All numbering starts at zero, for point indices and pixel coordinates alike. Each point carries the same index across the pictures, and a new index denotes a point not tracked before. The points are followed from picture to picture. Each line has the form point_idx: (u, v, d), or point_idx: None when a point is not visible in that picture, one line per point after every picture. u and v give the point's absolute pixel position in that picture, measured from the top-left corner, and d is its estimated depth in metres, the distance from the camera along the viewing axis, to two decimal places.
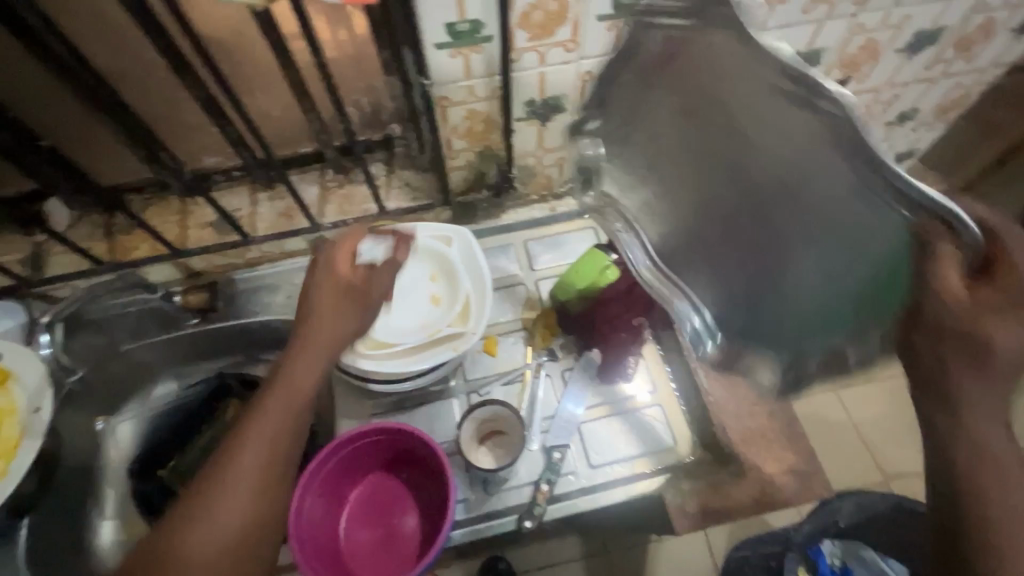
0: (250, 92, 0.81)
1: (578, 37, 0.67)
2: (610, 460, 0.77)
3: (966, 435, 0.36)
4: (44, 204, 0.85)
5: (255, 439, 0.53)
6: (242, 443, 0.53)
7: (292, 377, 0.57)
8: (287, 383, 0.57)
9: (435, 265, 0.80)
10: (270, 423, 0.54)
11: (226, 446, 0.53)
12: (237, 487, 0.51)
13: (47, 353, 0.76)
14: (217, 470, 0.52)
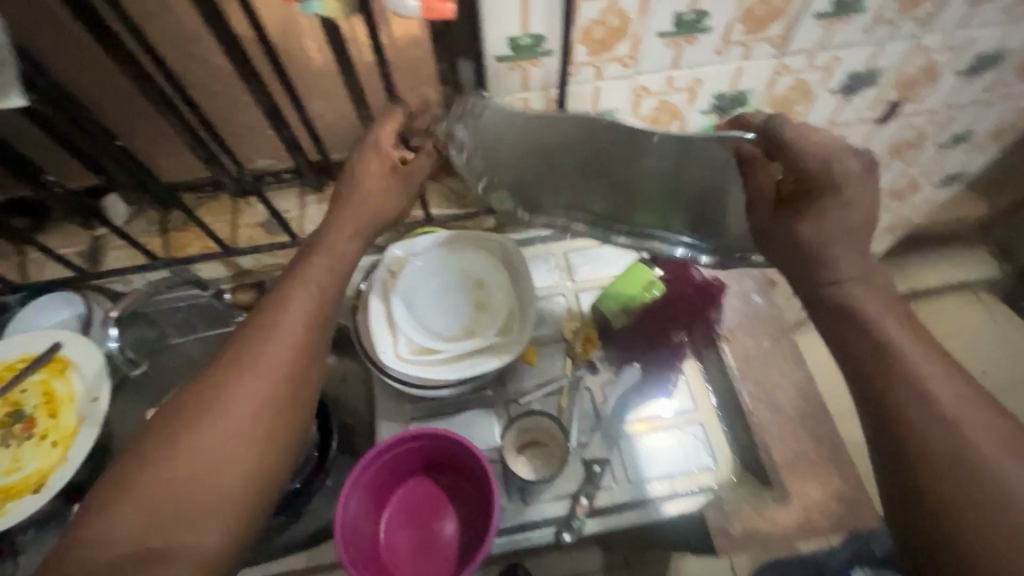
0: (308, 97, 0.83)
1: (636, 53, 0.68)
2: (650, 476, 0.76)
3: (853, 310, 0.50)
4: (104, 199, 0.88)
5: (277, 336, 0.56)
6: (264, 338, 0.56)
7: (312, 276, 0.60)
8: (306, 283, 0.59)
9: (480, 271, 0.81)
10: (289, 322, 0.57)
11: (245, 340, 0.56)
12: (259, 379, 0.55)
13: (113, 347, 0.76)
14: (239, 362, 0.55)
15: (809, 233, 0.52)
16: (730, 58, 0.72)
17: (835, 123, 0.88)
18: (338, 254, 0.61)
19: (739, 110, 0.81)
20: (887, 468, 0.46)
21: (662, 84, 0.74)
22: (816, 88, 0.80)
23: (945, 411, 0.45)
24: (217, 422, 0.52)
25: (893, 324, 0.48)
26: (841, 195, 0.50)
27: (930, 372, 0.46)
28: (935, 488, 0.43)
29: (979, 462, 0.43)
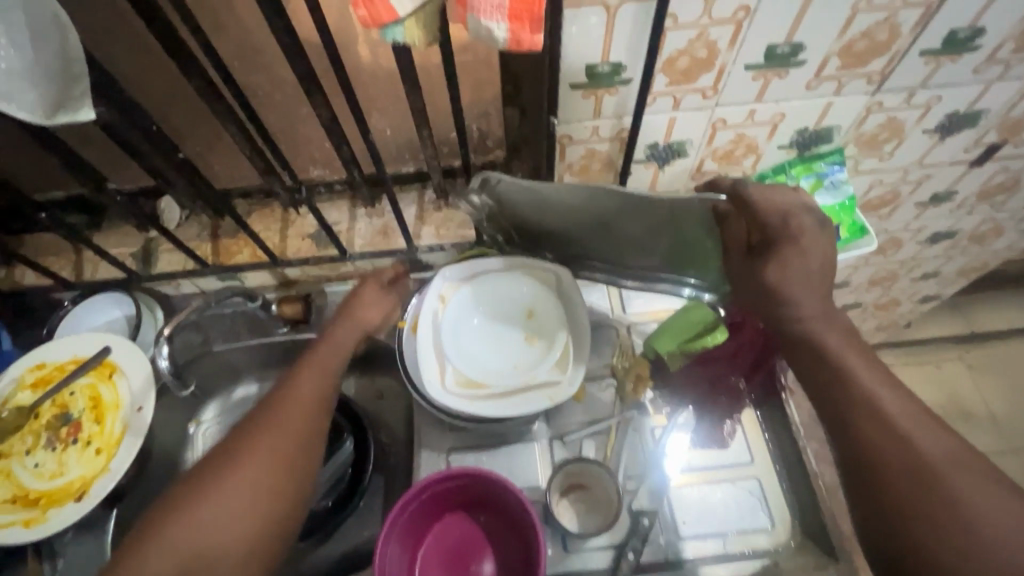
0: (369, 112, 0.82)
1: (719, 85, 0.64)
2: (701, 532, 0.72)
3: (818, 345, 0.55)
4: (158, 200, 0.88)
5: (285, 413, 0.61)
6: (274, 411, 0.61)
7: (320, 360, 0.66)
8: (314, 368, 0.66)
9: (530, 301, 0.77)
10: (296, 401, 0.62)
11: (257, 417, 0.61)
12: (261, 449, 0.59)
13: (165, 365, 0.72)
14: (248, 436, 0.60)
15: (776, 277, 0.57)
16: (820, 93, 0.66)
17: (924, 164, 0.81)
18: (341, 344, 0.69)
19: (821, 146, 0.75)
20: (862, 496, 0.51)
21: (743, 117, 0.69)
22: (909, 128, 0.73)
23: (902, 432, 0.50)
24: (220, 489, 0.56)
25: (861, 367, 0.53)
26: (799, 244, 0.57)
27: (880, 394, 0.51)
28: (904, 511, 0.47)
29: (942, 480, 0.47)
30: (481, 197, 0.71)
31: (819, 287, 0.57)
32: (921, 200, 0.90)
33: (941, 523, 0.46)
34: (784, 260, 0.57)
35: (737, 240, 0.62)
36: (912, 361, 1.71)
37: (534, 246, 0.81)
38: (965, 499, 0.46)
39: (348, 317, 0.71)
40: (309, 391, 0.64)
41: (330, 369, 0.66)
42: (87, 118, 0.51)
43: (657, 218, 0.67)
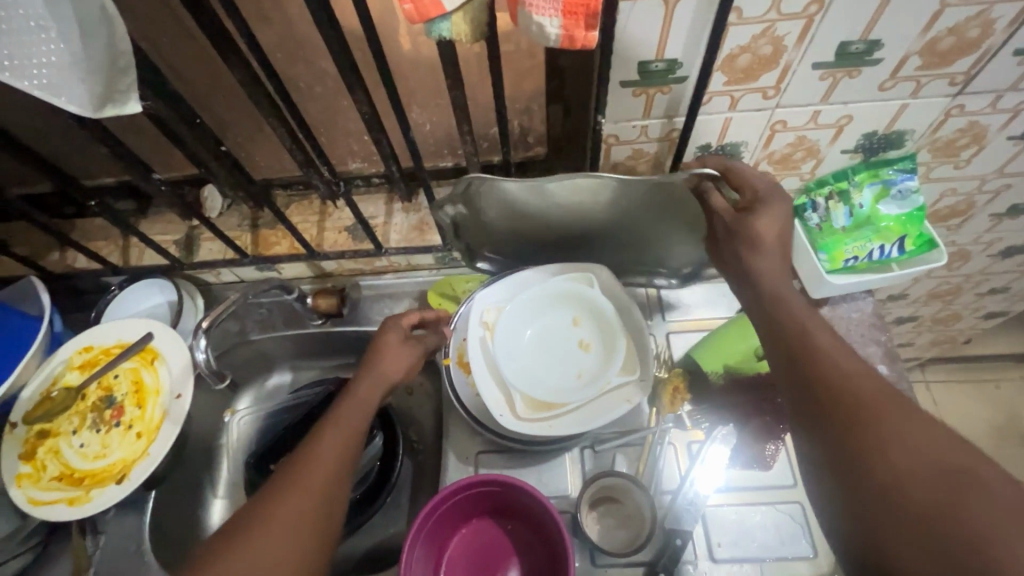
0: (408, 106, 0.80)
1: (781, 85, 0.59)
2: (737, 556, 0.69)
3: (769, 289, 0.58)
4: (201, 189, 0.90)
5: (315, 476, 0.57)
6: (294, 478, 0.56)
7: (350, 412, 0.63)
8: (342, 423, 0.62)
9: (578, 308, 0.75)
10: (324, 461, 0.58)
11: (280, 479, 0.57)
12: (288, 515, 0.54)
13: (199, 359, 0.72)
14: (271, 498, 0.55)
15: (767, 229, 0.59)
16: (894, 95, 0.61)
17: (1004, 173, 0.74)
18: (362, 404, 0.64)
19: (890, 152, 0.71)
20: (814, 438, 0.49)
21: (805, 119, 0.64)
22: (991, 134, 0.67)
23: (845, 372, 0.49)
24: (239, 558, 0.51)
25: (799, 305, 0.55)
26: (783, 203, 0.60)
27: (818, 331, 0.53)
28: (843, 432, 0.47)
29: (873, 406, 0.46)
30: (455, 204, 0.70)
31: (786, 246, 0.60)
32: (997, 212, 0.83)
33: (899, 453, 0.44)
34: (769, 217, 0.59)
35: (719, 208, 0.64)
36: (961, 378, 1.64)
37: (527, 261, 0.82)
38: (911, 430, 0.45)
39: (371, 364, 0.68)
40: (338, 450, 0.60)
41: (359, 428, 0.63)
42: (133, 112, 0.52)
43: (636, 194, 0.67)
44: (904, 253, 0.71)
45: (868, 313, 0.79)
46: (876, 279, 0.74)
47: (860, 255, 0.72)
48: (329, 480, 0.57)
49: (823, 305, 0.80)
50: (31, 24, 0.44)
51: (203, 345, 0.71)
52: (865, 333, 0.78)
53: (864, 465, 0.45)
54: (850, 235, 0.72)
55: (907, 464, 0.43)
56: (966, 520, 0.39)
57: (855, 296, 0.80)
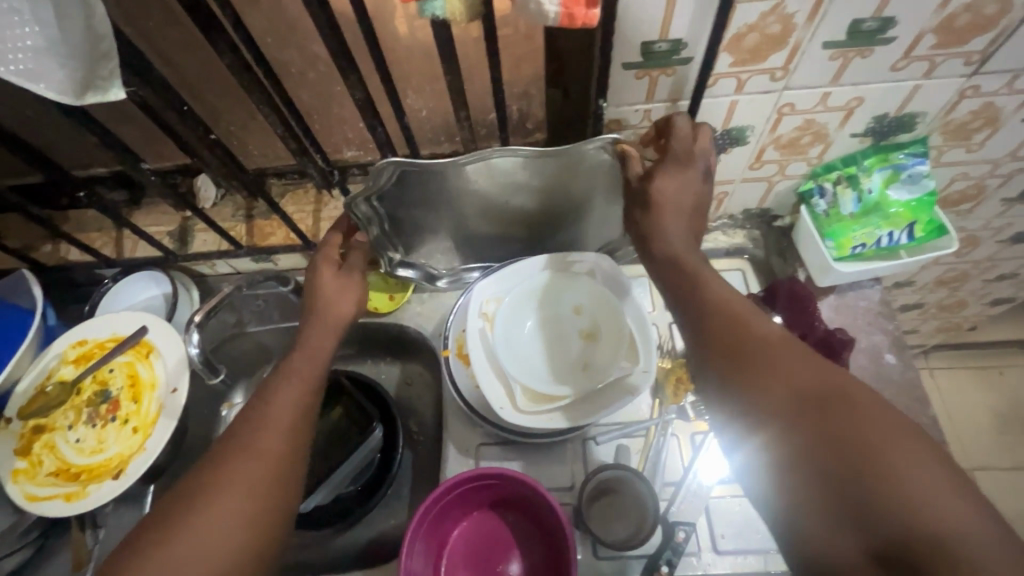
0: (404, 91, 0.78)
1: (790, 65, 0.57)
2: (740, 548, 0.68)
3: (666, 240, 0.59)
4: (194, 178, 0.88)
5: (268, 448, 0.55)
6: (257, 421, 0.56)
7: (302, 357, 0.63)
8: (292, 391, 0.60)
9: (575, 296, 0.74)
10: (273, 431, 0.56)
11: (226, 452, 0.54)
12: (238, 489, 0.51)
13: (194, 351, 0.72)
14: (225, 451, 0.54)
15: (670, 186, 0.59)
16: (907, 75, 0.59)
17: (1018, 157, 0.72)
18: (313, 348, 0.64)
19: (901, 136, 0.67)
20: (714, 382, 0.49)
21: (814, 101, 0.62)
22: (1006, 116, 0.65)
23: (733, 311, 0.51)
24: (200, 501, 0.50)
25: (694, 256, 0.57)
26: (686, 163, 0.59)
27: (710, 276, 0.55)
28: (734, 367, 0.48)
29: (760, 341, 0.48)
30: (368, 200, 0.71)
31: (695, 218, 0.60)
32: (1008, 196, 0.81)
33: (785, 380, 0.45)
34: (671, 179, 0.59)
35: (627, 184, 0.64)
36: (959, 365, 1.65)
37: (484, 257, 0.85)
38: (799, 367, 0.45)
39: (311, 327, 0.66)
40: (285, 420, 0.57)
41: (309, 397, 0.60)
42: (116, 99, 0.50)
43: (551, 169, 0.68)
44: (914, 240, 0.71)
45: (875, 301, 0.77)
46: (885, 265, 0.73)
47: (868, 243, 0.72)
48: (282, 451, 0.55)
49: (830, 293, 0.79)
50: (4, 5, 0.43)
51: (195, 340, 0.71)
52: (872, 322, 0.77)
53: (758, 408, 0.45)
54: (858, 222, 0.72)
55: (791, 393, 0.44)
56: (846, 432, 0.41)
57: (862, 284, 0.79)
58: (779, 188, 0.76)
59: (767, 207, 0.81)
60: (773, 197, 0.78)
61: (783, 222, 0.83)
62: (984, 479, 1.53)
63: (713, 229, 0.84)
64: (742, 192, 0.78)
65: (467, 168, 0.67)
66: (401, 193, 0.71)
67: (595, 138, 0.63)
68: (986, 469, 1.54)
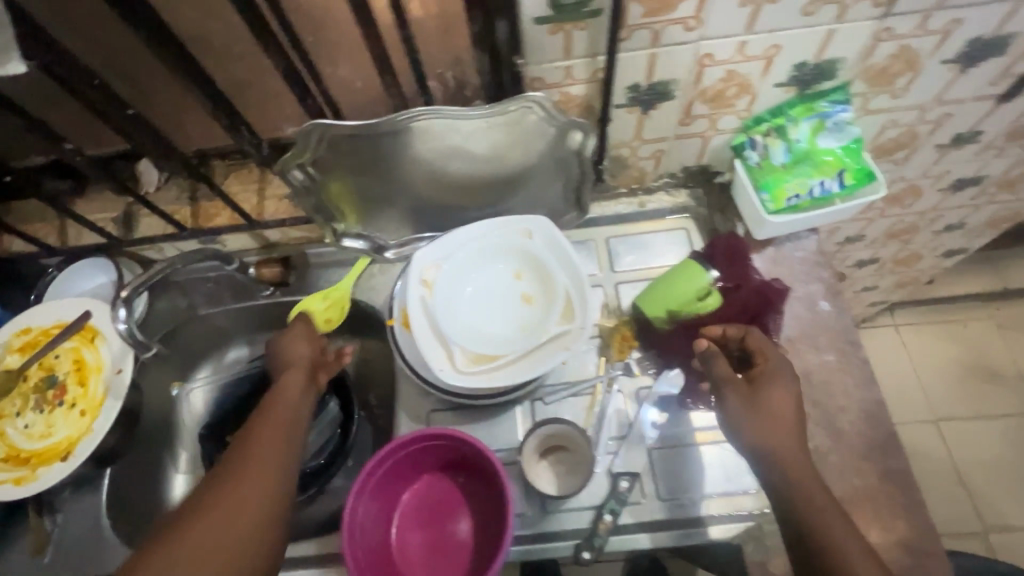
0: (333, 62, 0.76)
1: (702, 13, 0.57)
2: (682, 494, 0.70)
3: (777, 463, 0.54)
4: (137, 163, 0.89)
5: (264, 451, 0.57)
6: (252, 438, 0.59)
7: (285, 385, 0.66)
8: (280, 405, 0.63)
9: (520, 261, 0.74)
10: (263, 447, 0.58)
11: (226, 462, 0.56)
12: (235, 495, 0.52)
13: (122, 326, 0.71)
14: (226, 466, 0.56)
15: (773, 400, 0.58)
16: (820, 20, 0.59)
17: (944, 101, 0.73)
18: (290, 380, 0.67)
19: (824, 84, 0.68)
20: None
21: (733, 51, 0.63)
22: (925, 58, 0.66)
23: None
24: (201, 512, 0.51)
25: (820, 494, 0.51)
26: (783, 382, 0.59)
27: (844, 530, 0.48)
28: None
29: None
30: (301, 166, 0.71)
31: (799, 428, 0.56)
32: (942, 142, 0.82)
33: None
34: (780, 391, 0.59)
35: (726, 376, 0.62)
36: (923, 320, 1.70)
37: (431, 227, 0.85)
38: None
39: (284, 362, 0.70)
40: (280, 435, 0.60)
41: (295, 416, 0.63)
42: (15, 70, 0.58)
43: (483, 132, 0.69)
44: (845, 187, 0.72)
45: (811, 251, 0.78)
46: (823, 215, 0.74)
47: (802, 194, 0.73)
48: (278, 453, 0.58)
49: (767, 246, 0.79)
50: None
51: (126, 313, 0.71)
52: (808, 271, 0.77)
53: None
54: (790, 172, 0.73)
55: None
56: None
57: (799, 236, 0.79)
58: (714, 143, 0.77)
59: (706, 163, 0.82)
60: (710, 154, 0.79)
61: (724, 177, 0.83)
62: (949, 430, 1.58)
63: (656, 189, 0.86)
64: (678, 150, 0.78)
65: (399, 130, 0.68)
66: (335, 160, 0.72)
67: (520, 96, 0.64)
68: (951, 421, 1.59)
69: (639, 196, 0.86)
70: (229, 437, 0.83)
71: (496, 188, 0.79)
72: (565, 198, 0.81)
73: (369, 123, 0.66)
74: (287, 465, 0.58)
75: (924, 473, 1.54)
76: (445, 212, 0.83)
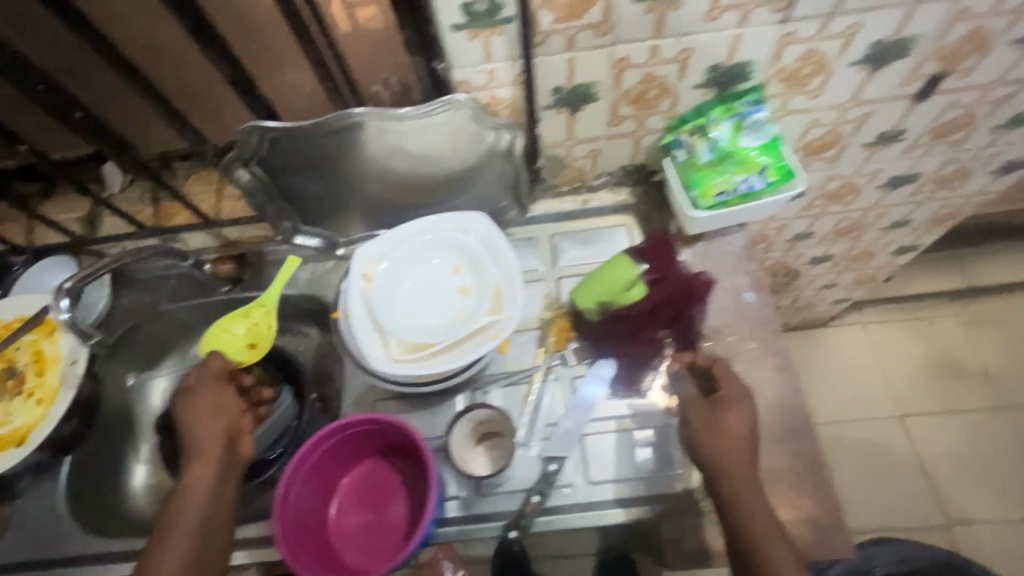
0: (281, 68, 0.81)
1: (611, 20, 0.61)
2: (610, 477, 0.73)
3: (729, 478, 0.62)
4: (102, 166, 0.93)
5: (183, 543, 0.62)
6: (171, 526, 0.63)
7: (196, 460, 0.68)
8: (193, 484, 0.66)
9: (457, 256, 0.78)
10: (181, 539, 0.63)
11: (151, 554, 0.62)
12: None
13: (65, 317, 0.72)
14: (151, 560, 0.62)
15: (733, 420, 0.64)
16: (725, 25, 0.63)
17: (861, 101, 0.77)
18: (202, 452, 0.68)
19: (741, 85, 0.72)
20: None
21: (647, 55, 0.66)
22: (833, 60, 0.69)
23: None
24: None
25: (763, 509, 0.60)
26: (740, 405, 0.65)
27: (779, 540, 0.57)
28: None
29: None
30: (247, 166, 0.75)
31: (754, 450, 0.64)
32: (868, 141, 0.85)
33: None
34: (738, 414, 0.65)
35: (693, 395, 0.69)
36: (890, 318, 1.73)
37: (380, 226, 0.89)
38: None
39: (195, 429, 0.70)
40: (206, 511, 0.65)
41: (211, 491, 0.66)
42: None
43: (416, 133, 0.73)
44: (768, 183, 0.75)
45: (739, 245, 0.81)
46: (749, 210, 0.76)
47: (728, 190, 0.77)
48: (199, 540, 0.64)
49: (698, 241, 0.83)
50: None
51: (66, 305, 0.71)
52: (736, 264, 0.80)
53: None
54: (715, 169, 0.77)
55: None
56: None
57: (728, 231, 0.82)
58: (646, 143, 0.81)
59: (642, 162, 0.85)
60: (643, 153, 0.83)
61: (661, 176, 0.87)
62: (915, 426, 1.61)
63: (598, 187, 0.89)
64: (612, 149, 0.82)
65: (336, 132, 0.72)
66: (278, 160, 0.76)
67: (444, 98, 0.68)
68: (917, 417, 1.62)
69: (582, 194, 0.90)
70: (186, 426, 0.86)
71: (438, 188, 0.83)
72: (505, 197, 0.85)
73: (306, 125, 0.70)
74: (210, 546, 0.65)
75: (890, 468, 1.57)
76: (392, 211, 0.87)
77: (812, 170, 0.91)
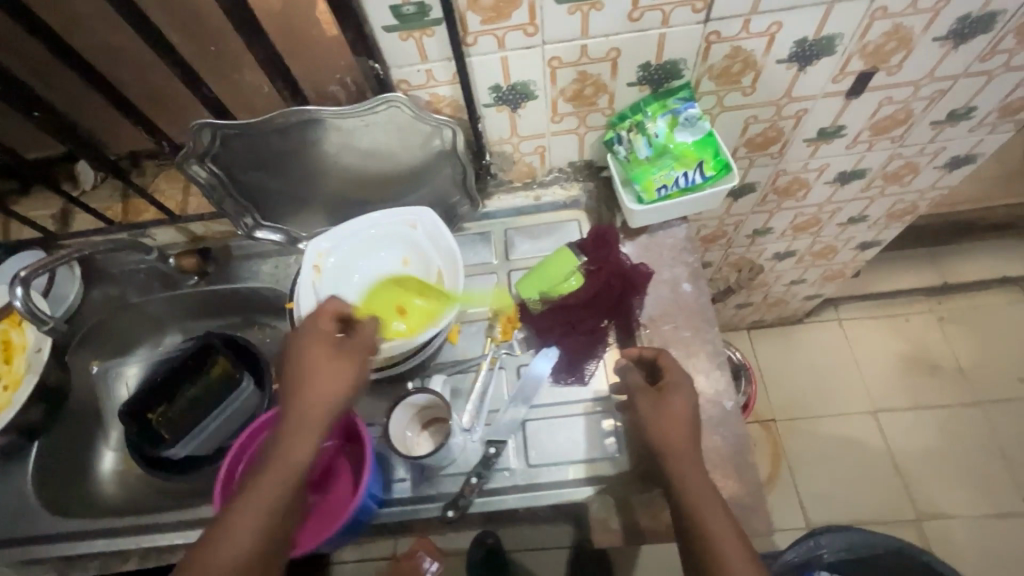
0: (239, 69, 0.84)
1: (536, 21, 0.64)
2: (548, 461, 0.76)
3: (664, 456, 0.64)
4: (75, 165, 0.98)
5: (267, 505, 0.57)
6: (260, 484, 0.58)
7: (302, 418, 0.62)
8: (296, 448, 0.60)
9: (406, 248, 0.81)
10: (260, 499, 0.57)
11: (232, 507, 0.57)
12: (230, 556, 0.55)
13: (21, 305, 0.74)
14: (232, 510, 0.57)
15: (675, 404, 0.66)
16: (648, 25, 0.66)
17: (794, 97, 0.79)
18: (309, 412, 0.62)
19: (673, 82, 0.75)
20: None
21: (578, 54, 0.69)
22: (760, 58, 0.72)
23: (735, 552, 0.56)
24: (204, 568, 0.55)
25: (700, 483, 0.61)
26: (682, 390, 0.67)
27: (711, 514, 0.59)
28: None
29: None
30: (203, 163, 0.78)
31: (693, 438, 0.65)
32: (809, 136, 0.88)
33: None
34: (681, 398, 0.67)
35: (640, 386, 0.70)
36: (865, 314, 1.74)
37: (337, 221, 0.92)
38: None
39: (303, 383, 0.64)
40: (295, 476, 0.59)
41: (305, 456, 0.61)
42: None
43: (362, 130, 0.76)
44: (705, 177, 0.77)
45: (680, 237, 0.84)
46: (687, 203, 0.79)
47: (668, 185, 0.78)
48: (279, 508, 0.58)
49: (642, 234, 0.85)
50: None
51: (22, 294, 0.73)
52: (675, 256, 0.83)
53: None
54: (654, 164, 0.78)
55: None
56: None
57: (670, 224, 0.85)
58: (589, 139, 0.84)
59: (590, 158, 0.88)
60: (589, 148, 0.86)
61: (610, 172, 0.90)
62: (888, 421, 1.62)
63: (550, 182, 0.92)
64: (557, 145, 0.85)
65: (285, 129, 0.75)
66: (233, 158, 0.79)
67: (383, 96, 0.71)
68: (890, 412, 1.63)
69: (534, 190, 0.92)
70: (149, 413, 0.88)
71: (389, 184, 0.86)
72: (455, 194, 0.88)
73: (255, 122, 0.74)
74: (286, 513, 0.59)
75: (862, 463, 1.58)
76: (347, 207, 0.90)
77: (759, 165, 0.94)
